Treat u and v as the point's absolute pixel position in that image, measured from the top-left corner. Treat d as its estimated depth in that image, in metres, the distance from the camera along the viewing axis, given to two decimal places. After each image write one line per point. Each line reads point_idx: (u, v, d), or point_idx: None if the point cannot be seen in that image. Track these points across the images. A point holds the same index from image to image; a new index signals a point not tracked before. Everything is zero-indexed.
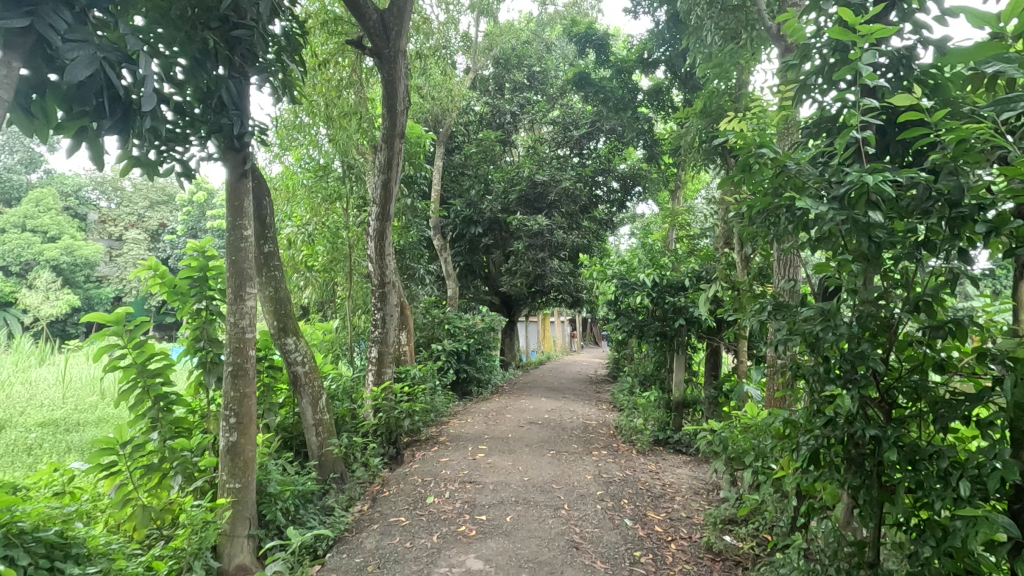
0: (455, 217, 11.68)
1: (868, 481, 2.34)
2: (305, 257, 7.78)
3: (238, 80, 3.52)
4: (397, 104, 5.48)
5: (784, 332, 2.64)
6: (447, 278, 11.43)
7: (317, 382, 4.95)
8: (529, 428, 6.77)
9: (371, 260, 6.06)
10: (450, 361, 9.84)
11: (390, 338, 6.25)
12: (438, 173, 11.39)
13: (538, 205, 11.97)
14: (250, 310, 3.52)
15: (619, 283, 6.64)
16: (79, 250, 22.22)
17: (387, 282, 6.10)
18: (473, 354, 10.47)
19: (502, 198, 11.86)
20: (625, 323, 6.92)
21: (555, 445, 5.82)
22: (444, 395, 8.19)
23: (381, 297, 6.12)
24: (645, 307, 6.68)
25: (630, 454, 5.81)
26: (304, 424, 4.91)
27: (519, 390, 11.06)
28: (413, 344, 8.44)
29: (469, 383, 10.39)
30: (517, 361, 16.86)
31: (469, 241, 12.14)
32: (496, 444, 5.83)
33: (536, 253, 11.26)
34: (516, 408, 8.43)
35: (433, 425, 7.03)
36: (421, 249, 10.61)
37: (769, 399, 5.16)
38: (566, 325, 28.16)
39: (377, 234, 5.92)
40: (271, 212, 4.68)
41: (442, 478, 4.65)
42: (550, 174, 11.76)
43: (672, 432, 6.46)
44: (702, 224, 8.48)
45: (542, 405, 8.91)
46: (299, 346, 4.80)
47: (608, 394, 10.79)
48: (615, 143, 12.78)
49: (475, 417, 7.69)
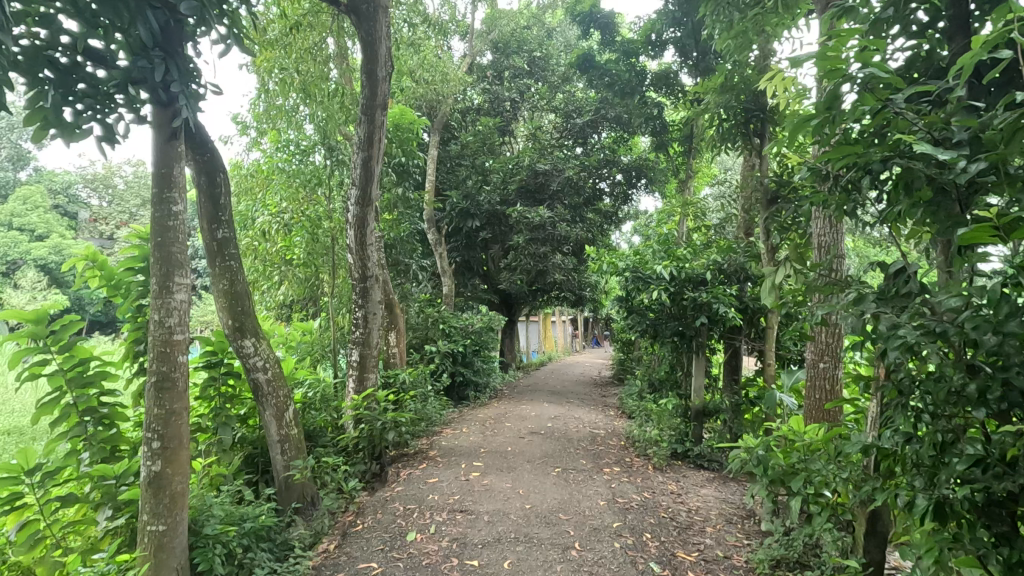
0: (452, 210, 10.96)
1: (1016, 545, 1.63)
2: (284, 251, 7.07)
3: (165, 13, 2.76)
4: (378, 69, 4.79)
5: (885, 333, 1.90)
6: (442, 274, 10.71)
7: (283, 392, 4.24)
8: (531, 440, 6.05)
9: (351, 251, 5.32)
10: (445, 363, 9.15)
11: (374, 338, 5.53)
12: (433, 163, 10.67)
13: (540, 196, 11.24)
14: (180, 306, 2.80)
15: (632, 277, 5.91)
16: (68, 250, 21.51)
17: (370, 276, 5.37)
18: (470, 356, 9.72)
19: (502, 189, 11.09)
20: (638, 322, 6.21)
21: (560, 462, 5.12)
22: (437, 402, 7.47)
23: (363, 292, 5.39)
24: (660, 304, 5.95)
25: (646, 471, 5.11)
26: (268, 441, 4.21)
27: (519, 394, 10.34)
28: (404, 346, 7.73)
29: (466, 387, 9.66)
30: (517, 362, 16.14)
31: (467, 236, 11.43)
32: (493, 460, 5.11)
33: (538, 247, 10.54)
34: (517, 416, 7.71)
35: (425, 435, 6.32)
36: (415, 244, 9.89)
37: (810, 409, 4.47)
38: (567, 325, 27.44)
39: (358, 221, 5.20)
40: (226, 193, 3.99)
41: (428, 506, 3.94)
42: (552, 164, 11.03)
43: (691, 444, 5.75)
44: (719, 214, 7.77)
45: (545, 411, 8.19)
46: (261, 349, 4.08)
47: (614, 398, 10.08)
48: (620, 132, 12.08)
49: (472, 426, 6.97)
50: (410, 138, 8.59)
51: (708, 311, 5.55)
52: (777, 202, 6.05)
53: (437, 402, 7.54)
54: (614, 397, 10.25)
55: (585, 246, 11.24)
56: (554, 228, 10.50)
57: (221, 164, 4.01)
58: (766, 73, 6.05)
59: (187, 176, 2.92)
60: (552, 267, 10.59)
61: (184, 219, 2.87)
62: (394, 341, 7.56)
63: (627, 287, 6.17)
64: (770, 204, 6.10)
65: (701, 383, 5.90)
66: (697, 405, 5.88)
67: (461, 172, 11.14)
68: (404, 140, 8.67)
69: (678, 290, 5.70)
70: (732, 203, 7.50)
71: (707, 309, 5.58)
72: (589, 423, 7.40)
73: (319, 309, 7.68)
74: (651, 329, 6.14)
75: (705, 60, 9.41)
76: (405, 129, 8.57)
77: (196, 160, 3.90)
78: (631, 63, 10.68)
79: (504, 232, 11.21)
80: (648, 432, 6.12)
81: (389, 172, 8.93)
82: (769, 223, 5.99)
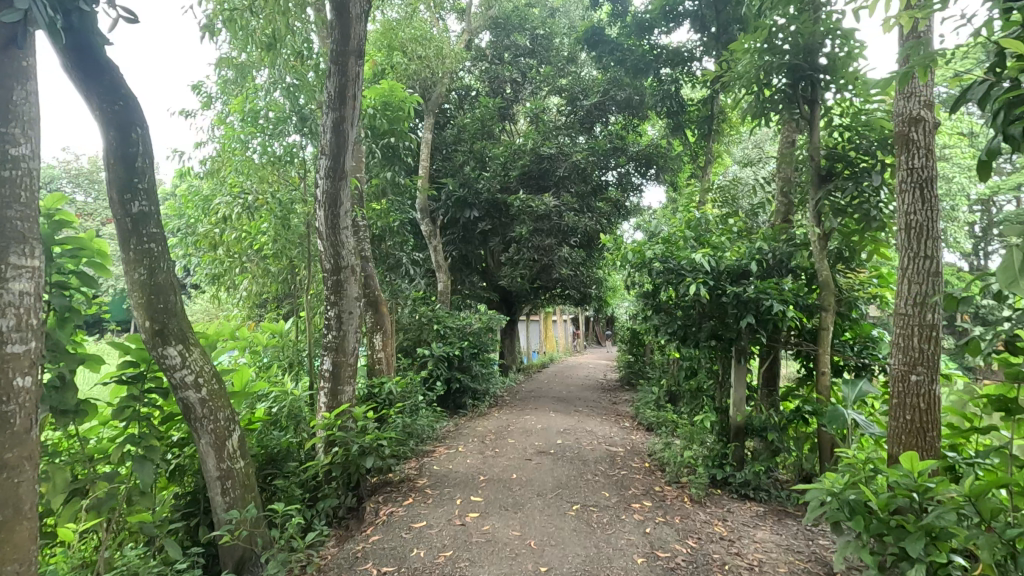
0: (448, 201, 9.99)
1: None
2: (253, 241, 6.11)
3: None
4: (351, 5, 3.83)
5: None
6: (437, 270, 9.76)
7: (224, 414, 3.24)
8: (540, 463, 5.11)
9: (321, 237, 4.35)
10: (439, 368, 8.21)
11: (351, 342, 4.54)
12: (427, 147, 9.69)
13: (544, 183, 10.26)
14: (18, 304, 1.96)
15: (662, 268, 4.93)
16: None
17: (345, 267, 4.40)
18: (468, 360, 8.77)
19: (503, 176, 10.11)
20: (665, 324, 5.26)
21: (577, 495, 4.17)
22: (430, 415, 6.53)
23: (336, 287, 4.41)
24: (694, 302, 5.01)
25: (683, 506, 4.17)
26: (205, 479, 3.26)
27: (523, 401, 9.40)
28: (391, 350, 6.79)
29: (463, 394, 8.71)
30: (518, 364, 15.16)
31: (463, 226, 10.45)
32: (495, 493, 4.17)
33: (542, 239, 9.57)
34: (522, 429, 6.78)
35: (414, 457, 5.38)
36: (406, 237, 8.93)
37: (898, 433, 3.53)
38: (569, 324, 26.44)
39: (330, 199, 4.23)
40: (143, 155, 3.03)
41: (411, 568, 3.03)
42: (558, 148, 10.04)
43: (732, 470, 4.81)
44: (750, 200, 6.80)
45: (552, 423, 7.25)
46: (194, 359, 3.09)
47: (626, 406, 9.16)
48: (631, 115, 11.15)
49: (470, 443, 6.03)
50: (401, 114, 7.65)
51: (754, 309, 4.58)
52: (831, 180, 5.10)
53: (430, 414, 6.60)
54: (627, 404, 9.32)
55: (593, 238, 10.27)
56: (560, 217, 9.54)
57: (142, 118, 3.06)
58: (819, 26, 5.08)
59: (39, 104, 2.08)
60: (558, 261, 9.63)
61: (31, 166, 2.03)
62: (380, 344, 6.61)
63: (654, 282, 5.21)
64: (823, 183, 5.16)
65: (742, 394, 4.98)
66: (737, 420, 4.94)
67: (458, 157, 10.16)
68: (393, 119, 7.70)
69: (717, 285, 4.74)
70: (767, 186, 6.54)
71: (753, 307, 4.60)
72: (604, 438, 6.48)
73: (296, 309, 6.72)
74: (681, 331, 5.19)
75: (728, 31, 8.48)
76: (394, 107, 7.58)
77: (103, 109, 2.93)
78: (646, 37, 9.72)
79: (506, 223, 10.24)
80: (677, 452, 5.20)
81: (377, 155, 7.99)
82: (822, 204, 5.06)
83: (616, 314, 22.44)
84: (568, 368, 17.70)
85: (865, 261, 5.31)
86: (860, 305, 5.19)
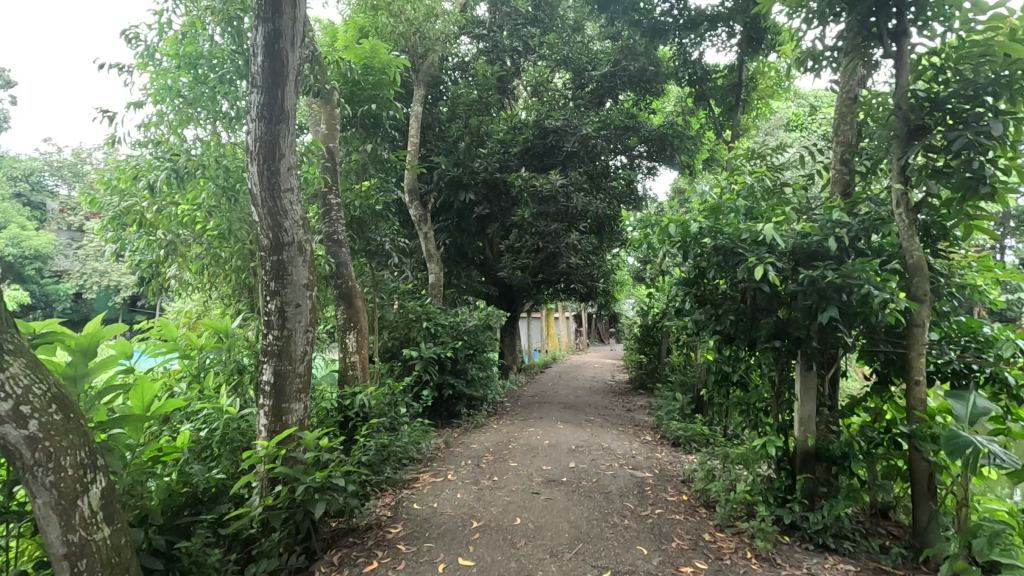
0: (441, 182, 8.84)
1: None
2: (196, 220, 4.96)
3: None
4: None
5: None
6: (428, 259, 8.62)
7: (75, 458, 2.10)
8: (551, 499, 3.99)
9: (254, 203, 3.19)
10: (429, 372, 7.09)
11: (300, 345, 3.39)
12: (417, 121, 8.56)
13: (549, 161, 9.04)
14: None
15: (711, 248, 3.81)
16: (29, 241, 19.91)
17: (288, 242, 3.25)
18: (463, 363, 7.63)
19: (503, 155, 8.95)
20: (712, 321, 4.11)
21: (601, 554, 3.08)
22: (414, 433, 5.40)
23: (277, 270, 3.26)
24: (749, 292, 3.89)
25: (751, 569, 3.05)
26: (47, 559, 2.12)
27: (525, 409, 8.28)
28: (368, 353, 5.66)
29: (457, 402, 7.59)
30: (517, 365, 14.00)
31: (458, 210, 9.29)
32: (492, 554, 3.06)
33: (548, 223, 8.34)
34: (527, 447, 5.68)
35: (390, 490, 4.24)
36: (392, 222, 7.78)
37: None
38: (570, 321, 25.31)
39: (266, 149, 3.08)
40: None
41: None
42: (565, 120, 8.78)
43: (804, 511, 3.67)
44: (799, 172, 5.66)
45: (561, 439, 6.15)
46: (9, 378, 1.95)
47: (643, 415, 8.05)
48: (644, 89, 10.06)
49: (462, 467, 4.89)
50: (386, 78, 6.87)
51: (838, 299, 3.43)
52: (922, 136, 4.00)
53: (415, 432, 5.46)
54: (644, 413, 8.21)
55: (604, 225, 9.15)
56: (569, 198, 8.32)
57: None
58: None
59: None
60: (566, 248, 8.35)
61: None
62: (355, 345, 5.48)
63: (698, 267, 4.06)
64: (910, 139, 4.07)
65: (811, 409, 3.86)
66: (804, 443, 3.82)
67: (451, 133, 8.99)
68: (376, 83, 6.91)
69: (784, 268, 3.61)
70: (821, 154, 5.39)
71: (836, 297, 3.45)
72: (626, 460, 5.36)
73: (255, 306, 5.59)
74: (731, 331, 4.05)
75: None
76: (377, 70, 6.79)
77: None
78: None
79: (506, 208, 9.08)
80: (725, 485, 4.08)
81: (356, 125, 7.01)
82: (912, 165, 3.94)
83: (620, 311, 21.31)
84: (571, 368, 16.56)
85: (961, 241, 4.19)
86: (959, 296, 4.07)
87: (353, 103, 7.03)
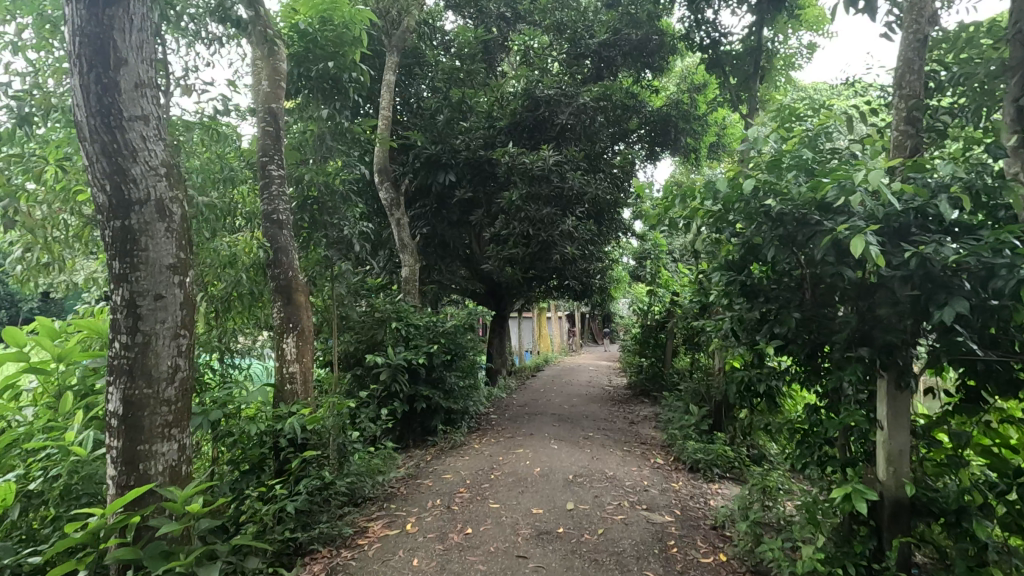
0: (417, 163, 7.73)
1: None
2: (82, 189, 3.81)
3: None
4: None
5: None
6: (401, 250, 7.49)
7: None
8: (543, 570, 2.91)
9: (82, 136, 2.06)
10: (398, 382, 5.98)
11: (166, 356, 2.23)
12: (389, 91, 7.41)
13: (541, 137, 7.85)
14: None
15: (769, 219, 2.72)
16: None
17: (139, 198, 2.11)
18: (440, 371, 6.51)
19: (488, 131, 7.79)
20: (762, 319, 3.01)
21: None
22: (369, 465, 4.27)
23: (124, 242, 2.11)
24: (818, 282, 2.80)
25: None
26: None
27: (515, 422, 7.25)
28: (312, 362, 4.50)
29: (433, 417, 6.48)
30: (507, 369, 12.91)
31: (437, 194, 8.16)
32: None
33: (539, 207, 7.19)
34: (513, 477, 4.57)
35: (327, 552, 3.15)
36: (357, 207, 6.66)
37: None
38: (563, 321, 24.20)
39: (92, 47, 2.00)
40: None
41: None
42: (559, 89, 7.58)
43: None
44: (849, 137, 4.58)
45: (555, 464, 5.06)
46: None
47: (648, 429, 7.01)
48: (647, 63, 9.05)
49: (428, 511, 3.79)
50: (351, 34, 5.75)
51: (964, 289, 2.34)
52: None
53: (373, 462, 4.35)
54: (650, 426, 7.13)
55: (603, 212, 8.06)
56: (564, 178, 7.21)
57: None
58: None
59: None
60: (561, 237, 7.22)
61: None
62: (294, 351, 4.31)
63: (744, 246, 2.96)
64: None
65: (904, 442, 2.76)
66: (897, 491, 2.73)
67: (429, 106, 7.87)
68: (337, 39, 5.77)
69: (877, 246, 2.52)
70: (879, 113, 4.32)
71: (959, 286, 2.37)
72: (637, 495, 4.32)
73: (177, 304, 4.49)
74: (791, 335, 2.96)
75: None
76: (335, 23, 5.73)
77: None
78: None
79: (491, 192, 7.94)
80: (782, 544, 2.99)
81: (317, 95, 5.99)
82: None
83: (615, 310, 20.22)
84: (564, 371, 15.46)
85: None
86: None
87: (306, 62, 5.93)
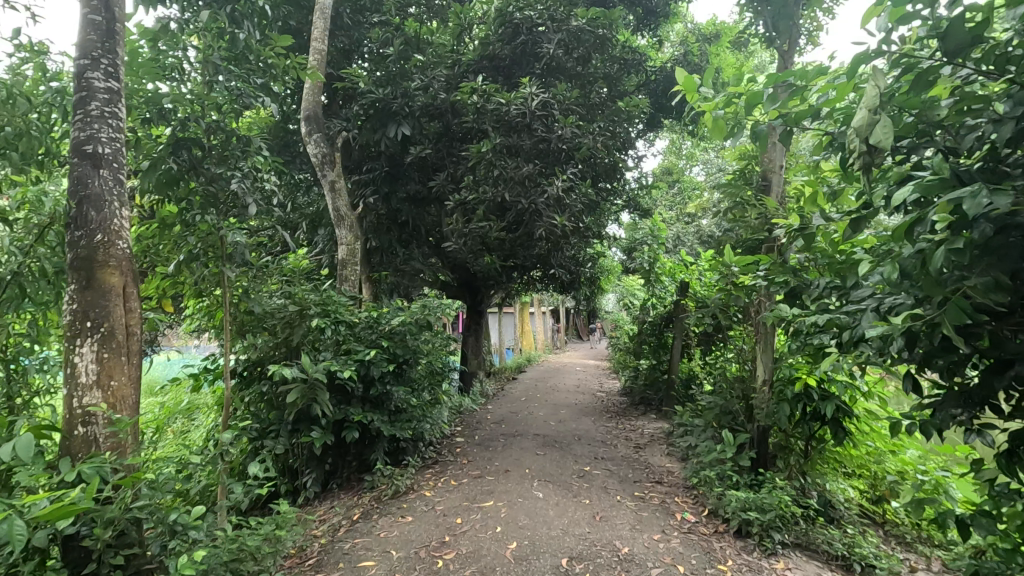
0: (360, 111, 5.99)
1: None
2: None
3: None
4: None
5: None
6: (337, 224, 5.71)
7: None
8: None
9: None
10: (317, 405, 4.23)
11: None
12: (321, 11, 5.62)
13: (518, 79, 6.15)
14: None
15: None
16: None
17: None
18: (383, 385, 4.77)
19: (452, 71, 6.06)
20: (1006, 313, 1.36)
21: None
22: (227, 557, 2.59)
23: None
24: None
25: None
26: None
27: (487, 449, 5.56)
28: (136, 383, 2.68)
29: (373, 448, 4.77)
30: (484, 372, 11.24)
31: (389, 154, 6.43)
32: None
33: (518, 165, 5.43)
34: (471, 566, 2.95)
35: None
36: (271, 160, 4.92)
37: None
38: (547, 317, 22.69)
39: None
40: None
41: None
42: (546, 11, 5.88)
43: None
44: None
45: (542, 533, 3.35)
46: None
47: (661, 459, 5.36)
48: (646, 5, 7.73)
49: None
50: None
51: None
52: None
53: (241, 545, 2.73)
54: (662, 454, 5.51)
55: (599, 176, 6.36)
56: (550, 128, 5.50)
57: None
58: None
59: None
60: (546, 205, 5.48)
61: None
62: (95, 366, 2.52)
63: None
64: None
65: None
66: None
67: (375, 38, 6.10)
68: None
69: None
70: None
71: None
72: None
73: None
74: None
75: None
76: None
77: None
78: None
79: (458, 151, 6.23)
80: None
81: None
82: None
83: (603, 305, 18.70)
84: (548, 373, 13.85)
85: None
86: None
87: None
